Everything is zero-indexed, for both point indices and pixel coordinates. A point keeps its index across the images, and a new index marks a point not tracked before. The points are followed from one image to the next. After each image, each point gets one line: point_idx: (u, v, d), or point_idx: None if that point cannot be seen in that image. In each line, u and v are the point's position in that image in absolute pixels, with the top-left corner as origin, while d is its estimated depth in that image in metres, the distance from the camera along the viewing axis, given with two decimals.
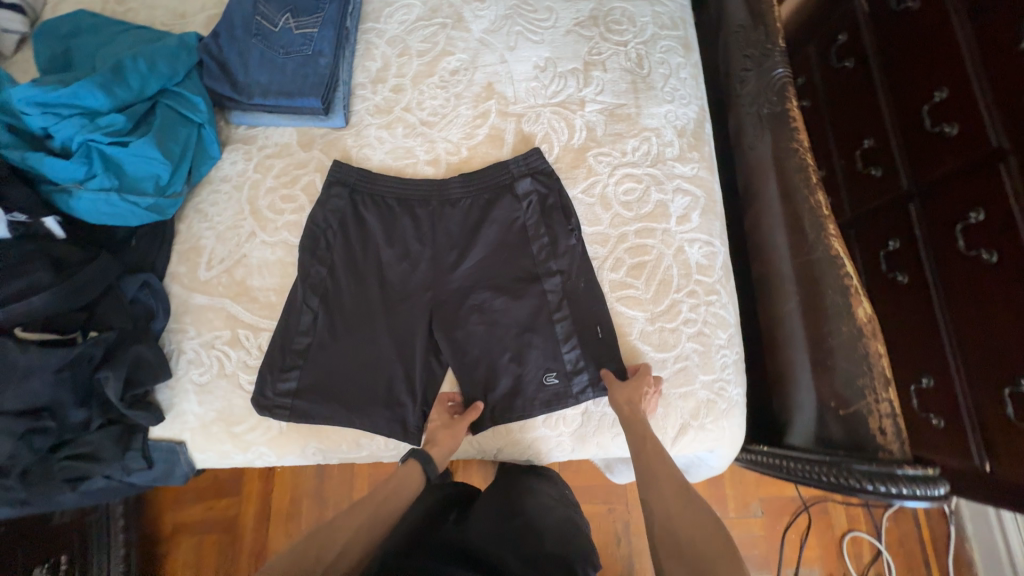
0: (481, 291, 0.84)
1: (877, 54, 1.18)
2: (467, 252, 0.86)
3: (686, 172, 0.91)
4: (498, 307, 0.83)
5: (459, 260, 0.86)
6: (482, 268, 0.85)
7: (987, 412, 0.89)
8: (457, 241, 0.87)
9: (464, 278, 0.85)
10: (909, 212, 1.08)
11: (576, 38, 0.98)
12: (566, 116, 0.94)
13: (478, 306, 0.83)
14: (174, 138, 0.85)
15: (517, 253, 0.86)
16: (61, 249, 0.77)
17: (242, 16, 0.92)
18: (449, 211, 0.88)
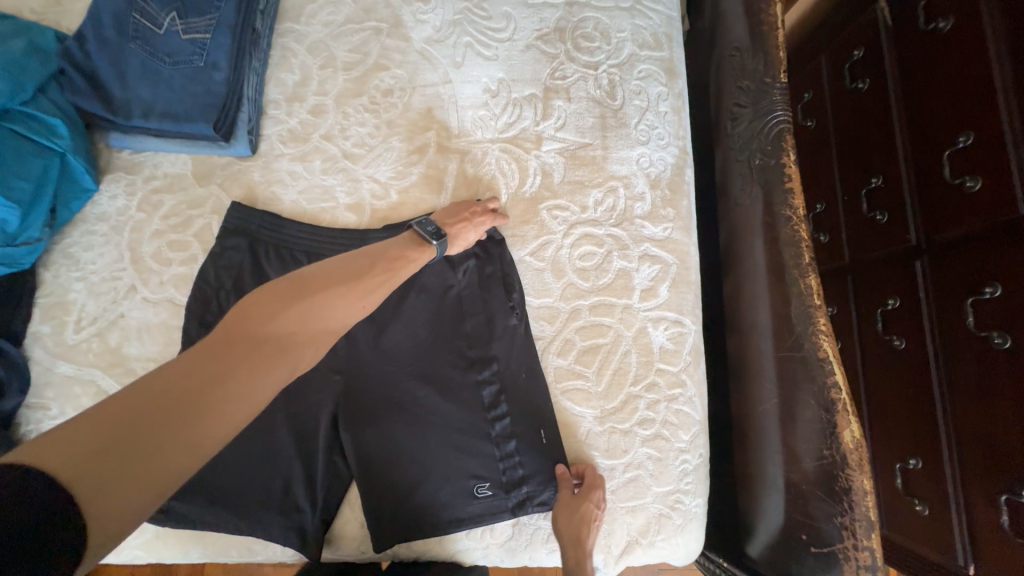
0: (401, 377, 0.70)
1: (899, 77, 0.92)
2: (389, 328, 0.71)
3: (657, 233, 0.75)
4: (422, 399, 0.70)
5: (376, 339, 0.71)
6: (408, 349, 0.71)
7: (980, 521, 0.74)
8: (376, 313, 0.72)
9: (384, 361, 0.71)
10: (915, 271, 0.86)
11: (536, 56, 0.81)
12: (517, 157, 0.78)
13: (396, 397, 0.70)
14: (24, 174, 0.69)
15: (453, 332, 0.72)
16: None
17: (115, 14, 0.73)
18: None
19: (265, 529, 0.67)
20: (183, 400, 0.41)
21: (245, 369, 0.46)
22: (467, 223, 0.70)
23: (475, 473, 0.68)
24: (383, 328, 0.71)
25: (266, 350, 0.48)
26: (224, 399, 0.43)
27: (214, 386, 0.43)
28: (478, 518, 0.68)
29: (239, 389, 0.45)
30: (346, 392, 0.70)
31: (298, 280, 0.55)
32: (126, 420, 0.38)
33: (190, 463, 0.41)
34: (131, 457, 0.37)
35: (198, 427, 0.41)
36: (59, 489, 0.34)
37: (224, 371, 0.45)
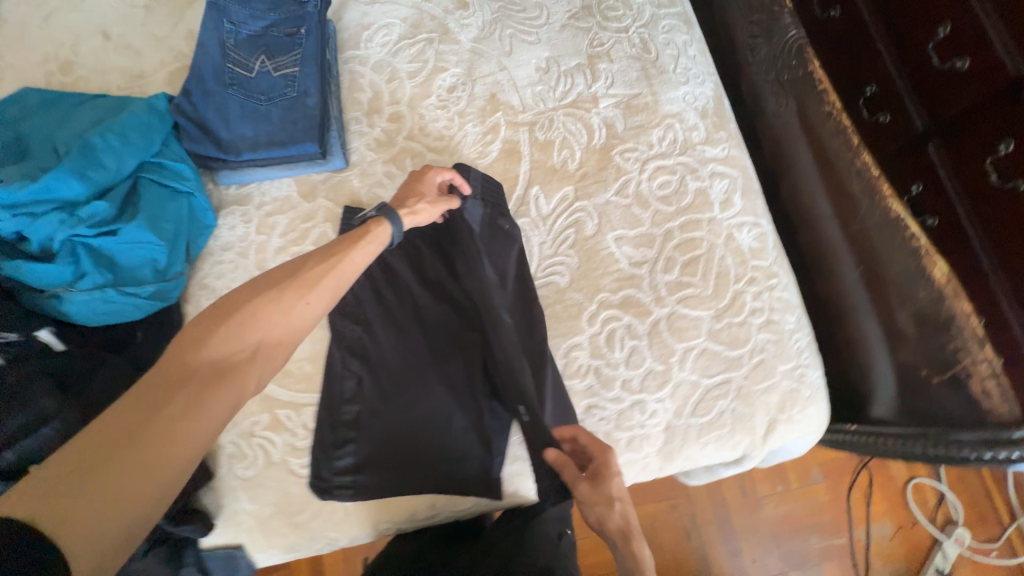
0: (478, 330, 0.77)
1: None
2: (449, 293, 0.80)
3: (718, 154, 0.86)
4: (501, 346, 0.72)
5: (448, 304, 0.80)
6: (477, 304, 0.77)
7: None
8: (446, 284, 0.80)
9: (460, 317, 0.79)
10: None
11: (573, 32, 0.92)
12: (581, 117, 0.88)
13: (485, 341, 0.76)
14: (166, 215, 0.76)
15: (512, 277, 0.78)
16: (67, 365, 0.66)
17: (212, 66, 0.83)
18: (430, 255, 0.81)
19: (446, 480, 0.73)
20: (132, 435, 0.44)
21: (189, 395, 0.48)
22: (422, 198, 0.75)
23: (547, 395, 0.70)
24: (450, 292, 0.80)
25: (207, 374, 0.50)
26: (172, 426, 0.46)
27: (156, 415, 0.46)
28: (630, 426, 0.74)
29: (183, 415, 0.47)
30: (442, 348, 0.78)
31: (226, 301, 0.56)
32: (80, 465, 0.42)
33: (155, 485, 0.44)
34: (92, 494, 0.41)
35: (155, 453, 0.44)
36: (29, 536, 0.38)
37: (167, 402, 0.47)
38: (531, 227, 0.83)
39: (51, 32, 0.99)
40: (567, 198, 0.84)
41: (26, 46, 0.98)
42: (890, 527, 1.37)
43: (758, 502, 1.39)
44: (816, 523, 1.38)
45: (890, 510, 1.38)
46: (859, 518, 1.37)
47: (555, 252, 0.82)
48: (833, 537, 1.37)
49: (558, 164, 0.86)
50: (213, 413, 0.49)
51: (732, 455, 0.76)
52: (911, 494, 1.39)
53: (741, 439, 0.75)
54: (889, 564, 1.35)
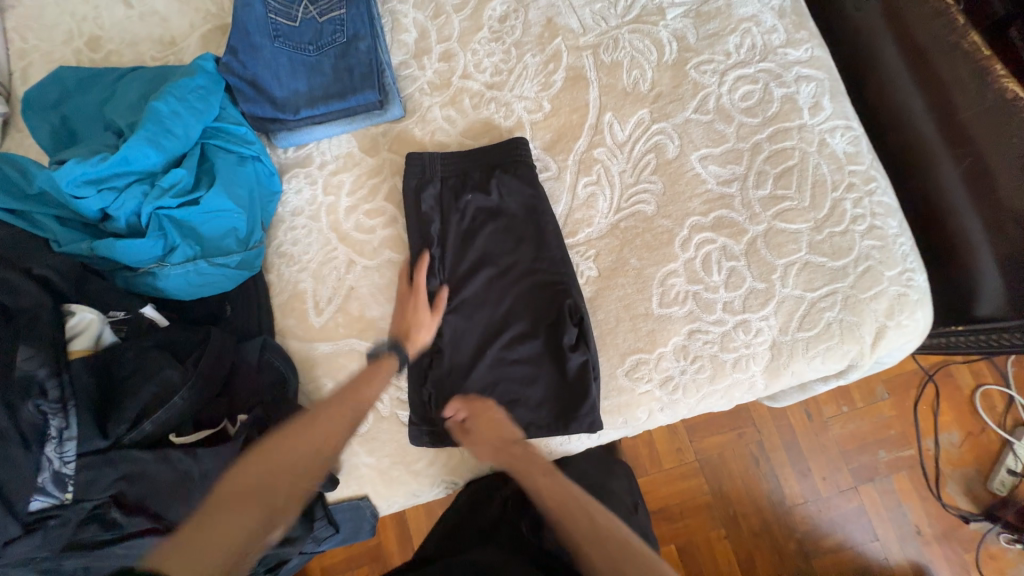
0: (499, 282, 0.75)
1: None
2: (458, 257, 0.76)
3: (802, 56, 0.80)
4: (522, 289, 0.75)
5: (456, 269, 0.76)
6: (480, 262, 0.76)
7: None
8: (455, 249, 0.76)
9: (483, 271, 0.75)
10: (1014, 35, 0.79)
11: None
12: (648, 32, 0.82)
13: (512, 284, 0.75)
14: (239, 182, 0.74)
15: (477, 241, 0.76)
16: (174, 338, 0.66)
17: (255, 18, 0.78)
18: (426, 229, 0.77)
19: (531, 418, 0.71)
20: (218, 498, 0.57)
21: (252, 470, 0.59)
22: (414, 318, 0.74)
23: (570, 317, 0.72)
24: (458, 254, 0.76)
25: (262, 453, 0.60)
26: (242, 493, 0.57)
27: (229, 485, 0.58)
28: (735, 347, 0.73)
29: (248, 485, 0.58)
30: (474, 305, 0.74)
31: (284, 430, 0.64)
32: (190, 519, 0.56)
33: (235, 537, 0.55)
34: (196, 536, 0.54)
35: (228, 514, 0.56)
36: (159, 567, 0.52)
37: (239, 475, 0.58)
38: (609, 157, 0.79)
39: (69, 6, 0.93)
40: (643, 121, 0.80)
41: (47, 24, 0.93)
42: (959, 435, 1.31)
43: (824, 424, 1.32)
44: (884, 440, 1.31)
45: (958, 420, 1.32)
46: (927, 431, 1.31)
47: (637, 180, 0.78)
48: (901, 453, 1.31)
49: (629, 86, 0.81)
50: (264, 484, 0.58)
51: (839, 366, 0.74)
52: (979, 402, 1.32)
53: (850, 349, 0.73)
54: (959, 471, 1.29)
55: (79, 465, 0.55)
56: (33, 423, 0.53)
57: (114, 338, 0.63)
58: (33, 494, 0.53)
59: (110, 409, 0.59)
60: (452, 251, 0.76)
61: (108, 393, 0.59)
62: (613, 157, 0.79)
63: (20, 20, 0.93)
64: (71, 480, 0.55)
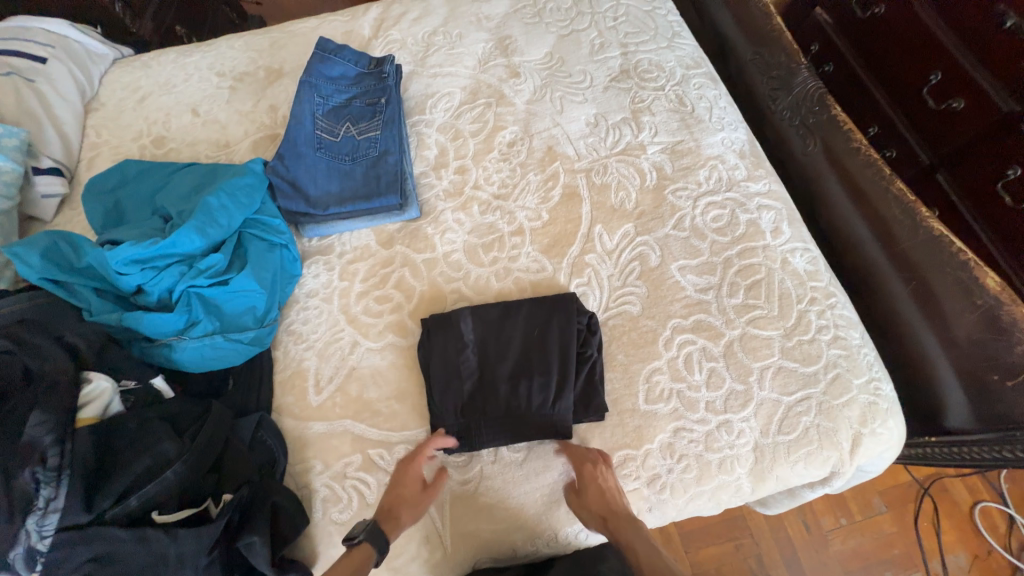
0: (524, 349, 0.80)
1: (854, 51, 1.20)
2: (480, 407, 0.77)
3: (761, 189, 0.94)
4: (549, 357, 0.79)
5: (489, 417, 0.76)
6: (492, 361, 0.80)
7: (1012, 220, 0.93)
8: (471, 373, 0.79)
9: (511, 377, 0.78)
10: (941, 182, 1.05)
11: (616, 92, 1.05)
12: (632, 163, 0.97)
13: (543, 362, 0.79)
14: (267, 265, 0.82)
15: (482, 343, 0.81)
16: (175, 409, 0.68)
17: (303, 134, 0.93)
18: (434, 373, 0.79)
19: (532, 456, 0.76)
20: None
21: None
22: (400, 424, 0.79)
23: (584, 337, 0.80)
24: (474, 385, 0.79)
25: None
26: None
27: None
28: (719, 447, 0.75)
29: None
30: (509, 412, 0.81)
31: None
32: None
33: None
34: None
35: None
36: None
37: None
38: (598, 262, 0.89)
39: (143, 111, 1.10)
40: (628, 234, 0.91)
41: (120, 124, 1.09)
42: (965, 558, 1.25)
43: (824, 538, 1.26)
44: (889, 560, 1.24)
45: (962, 539, 1.27)
46: (931, 550, 1.24)
47: (623, 283, 0.87)
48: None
49: (616, 204, 0.94)
50: None
51: (822, 472, 0.76)
52: (980, 520, 1.28)
53: (829, 454, 0.75)
54: None
55: (54, 540, 0.54)
56: (24, 493, 0.53)
57: (121, 408, 0.65)
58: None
59: (99, 481, 0.58)
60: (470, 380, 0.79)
61: (103, 461, 0.60)
62: (603, 262, 0.89)
63: (99, 120, 1.09)
64: (41, 557, 0.53)
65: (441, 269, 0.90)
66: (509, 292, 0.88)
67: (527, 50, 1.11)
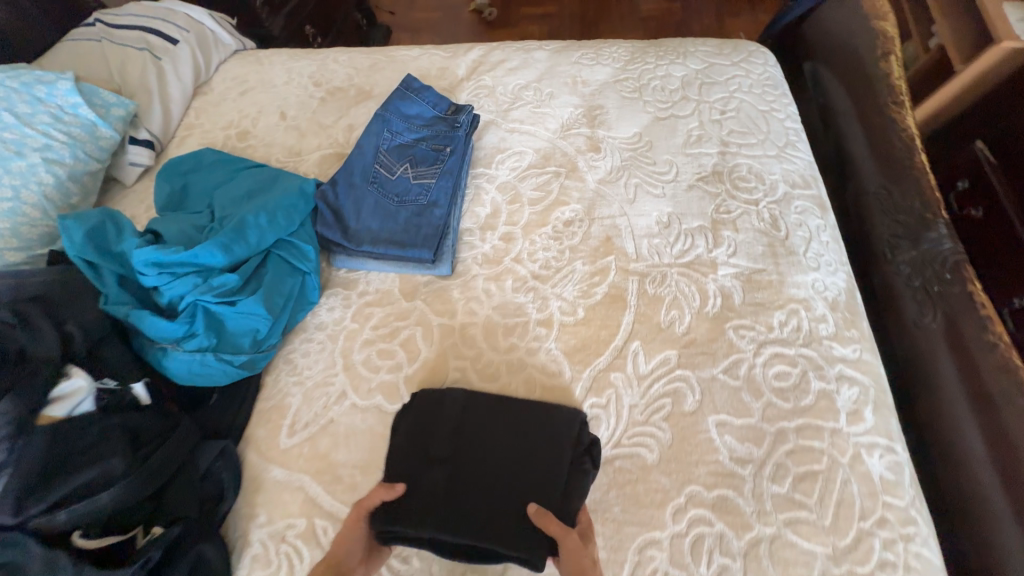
0: (513, 445, 0.70)
1: (1016, 204, 0.96)
2: (437, 494, 0.67)
3: (848, 354, 0.77)
4: (533, 464, 0.69)
5: (450, 509, 0.65)
6: (471, 450, 0.70)
7: None
8: (442, 454, 0.70)
9: (486, 473, 0.68)
10: None
11: (700, 194, 0.93)
12: (696, 280, 0.84)
13: (531, 464, 0.68)
14: (281, 291, 0.80)
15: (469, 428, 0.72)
16: (142, 421, 0.66)
17: (362, 165, 0.92)
18: (409, 442, 0.71)
19: None
20: None
21: None
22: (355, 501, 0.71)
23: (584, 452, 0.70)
24: (444, 467, 0.69)
25: None
26: None
27: None
28: None
29: None
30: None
31: None
32: None
33: None
34: None
35: None
36: None
37: None
38: (624, 384, 0.77)
39: (241, 105, 1.16)
40: (668, 361, 0.78)
41: (218, 111, 1.16)
42: None
43: None
44: None
45: None
46: None
47: (645, 420, 0.74)
48: None
49: (664, 322, 0.82)
50: None
51: None
52: None
53: None
54: None
55: None
56: None
57: (90, 408, 0.63)
58: None
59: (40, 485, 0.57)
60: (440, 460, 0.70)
61: (50, 466, 0.58)
62: (629, 387, 0.77)
63: (202, 104, 1.17)
64: None
65: (453, 340, 0.83)
66: (515, 389, 0.79)
67: (615, 125, 1.03)
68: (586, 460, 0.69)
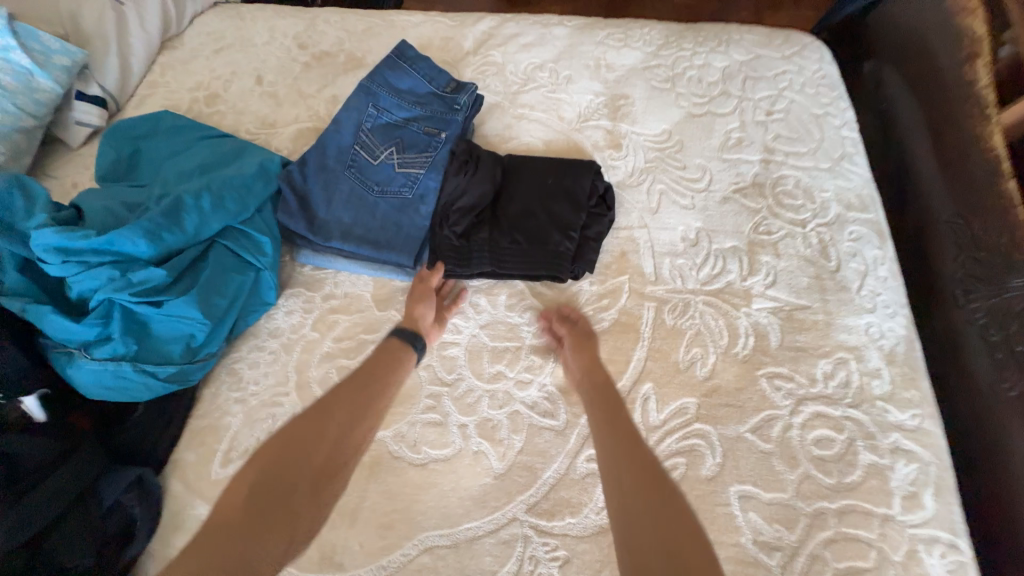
0: (547, 199, 0.77)
1: None
2: (479, 249, 0.74)
3: (905, 421, 0.63)
4: (562, 218, 0.75)
5: (496, 251, 0.74)
6: (511, 202, 0.77)
7: None
8: (486, 206, 0.77)
9: (526, 223, 0.75)
10: None
11: (735, 209, 0.78)
12: (725, 313, 0.70)
13: (561, 214, 0.76)
14: (224, 290, 0.66)
15: (511, 191, 0.78)
16: (26, 446, 0.55)
17: (338, 144, 0.78)
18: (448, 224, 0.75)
19: None
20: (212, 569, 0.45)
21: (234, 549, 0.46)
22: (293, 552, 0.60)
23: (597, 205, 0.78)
24: (485, 226, 0.75)
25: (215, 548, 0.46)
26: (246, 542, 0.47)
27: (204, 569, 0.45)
28: None
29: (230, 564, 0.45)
30: None
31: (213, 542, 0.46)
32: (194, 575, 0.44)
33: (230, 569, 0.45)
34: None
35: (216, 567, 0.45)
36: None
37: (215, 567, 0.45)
38: None
39: (214, 64, 1.02)
40: (685, 411, 0.65)
41: (187, 69, 1.01)
42: None
43: None
44: None
45: None
46: None
47: None
48: None
49: (682, 362, 0.68)
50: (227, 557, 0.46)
51: None
52: None
53: None
54: None
55: None
56: None
57: None
58: None
59: None
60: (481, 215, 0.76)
61: None
62: None
63: (170, 60, 1.02)
64: None
65: (428, 363, 0.70)
66: (497, 429, 0.66)
67: (641, 120, 0.88)
68: (598, 221, 0.77)
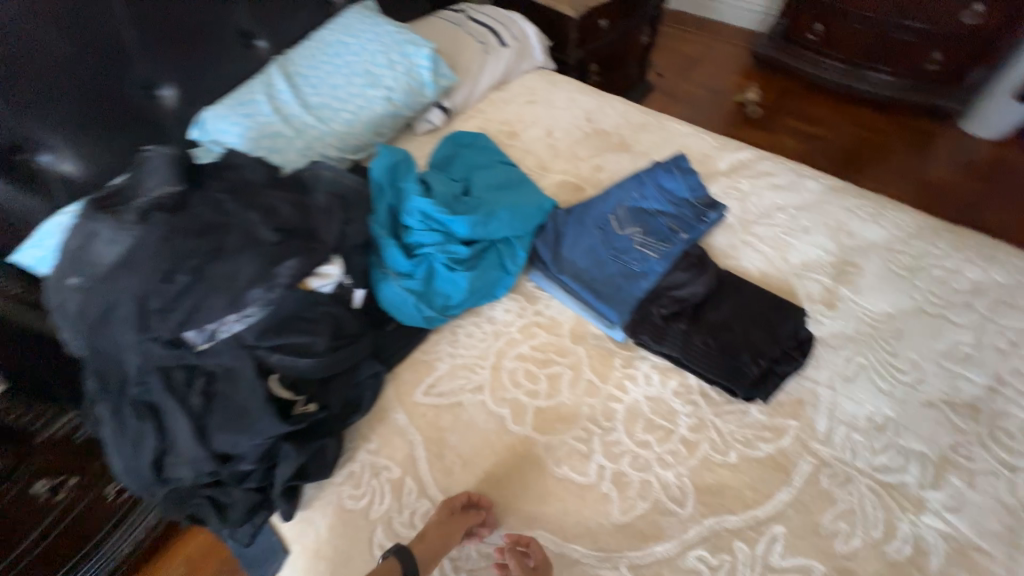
0: (749, 323, 0.86)
1: None
2: (672, 334, 0.86)
3: None
4: (756, 345, 0.83)
5: (686, 343, 0.85)
6: (714, 311, 0.89)
7: None
8: (692, 304, 0.89)
9: (722, 333, 0.85)
10: None
11: (937, 417, 0.78)
12: (889, 508, 0.70)
13: (758, 341, 0.84)
14: (485, 277, 0.90)
15: (715, 302, 0.90)
16: (345, 317, 0.79)
17: (601, 211, 0.99)
18: (655, 305, 0.89)
19: None
20: None
21: None
22: (444, 483, 0.76)
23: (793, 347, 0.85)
24: (685, 319, 0.87)
25: None
26: None
27: None
28: None
29: None
30: None
31: None
32: None
33: None
34: None
35: None
36: None
37: None
38: (745, 560, 0.68)
39: (522, 110, 1.34)
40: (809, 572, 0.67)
41: (504, 107, 1.35)
42: None
43: None
44: None
45: None
46: None
47: None
48: None
49: (825, 528, 0.70)
50: None
51: None
52: None
53: None
54: None
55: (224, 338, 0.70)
56: (240, 297, 0.70)
57: (326, 292, 0.78)
58: (196, 327, 0.69)
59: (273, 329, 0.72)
60: (683, 310, 0.89)
61: (286, 318, 0.73)
62: (749, 567, 0.68)
63: (495, 97, 1.38)
64: (212, 340, 0.70)
65: (594, 402, 0.83)
66: (629, 486, 0.75)
67: (865, 292, 0.92)
68: (787, 361, 0.84)
